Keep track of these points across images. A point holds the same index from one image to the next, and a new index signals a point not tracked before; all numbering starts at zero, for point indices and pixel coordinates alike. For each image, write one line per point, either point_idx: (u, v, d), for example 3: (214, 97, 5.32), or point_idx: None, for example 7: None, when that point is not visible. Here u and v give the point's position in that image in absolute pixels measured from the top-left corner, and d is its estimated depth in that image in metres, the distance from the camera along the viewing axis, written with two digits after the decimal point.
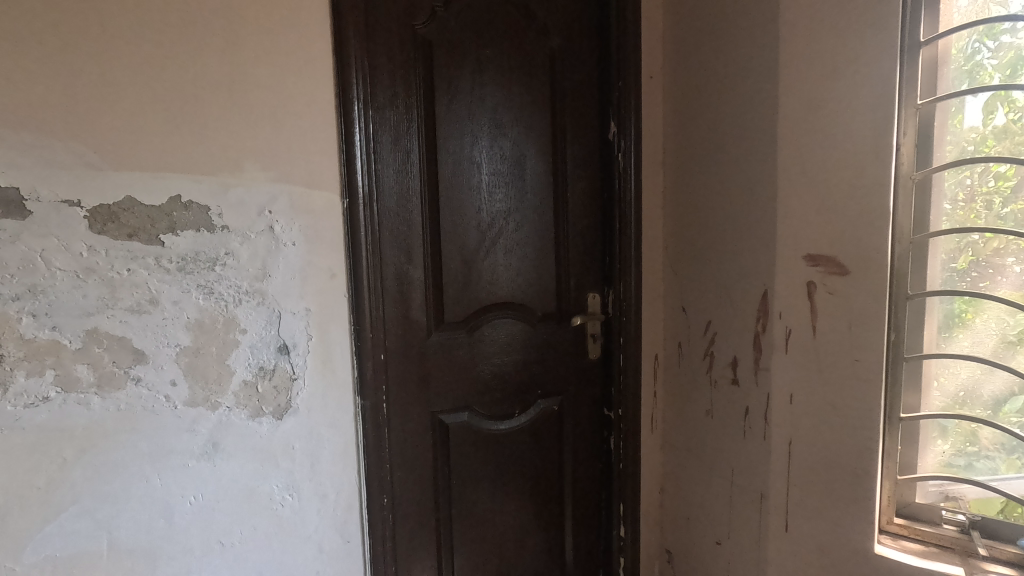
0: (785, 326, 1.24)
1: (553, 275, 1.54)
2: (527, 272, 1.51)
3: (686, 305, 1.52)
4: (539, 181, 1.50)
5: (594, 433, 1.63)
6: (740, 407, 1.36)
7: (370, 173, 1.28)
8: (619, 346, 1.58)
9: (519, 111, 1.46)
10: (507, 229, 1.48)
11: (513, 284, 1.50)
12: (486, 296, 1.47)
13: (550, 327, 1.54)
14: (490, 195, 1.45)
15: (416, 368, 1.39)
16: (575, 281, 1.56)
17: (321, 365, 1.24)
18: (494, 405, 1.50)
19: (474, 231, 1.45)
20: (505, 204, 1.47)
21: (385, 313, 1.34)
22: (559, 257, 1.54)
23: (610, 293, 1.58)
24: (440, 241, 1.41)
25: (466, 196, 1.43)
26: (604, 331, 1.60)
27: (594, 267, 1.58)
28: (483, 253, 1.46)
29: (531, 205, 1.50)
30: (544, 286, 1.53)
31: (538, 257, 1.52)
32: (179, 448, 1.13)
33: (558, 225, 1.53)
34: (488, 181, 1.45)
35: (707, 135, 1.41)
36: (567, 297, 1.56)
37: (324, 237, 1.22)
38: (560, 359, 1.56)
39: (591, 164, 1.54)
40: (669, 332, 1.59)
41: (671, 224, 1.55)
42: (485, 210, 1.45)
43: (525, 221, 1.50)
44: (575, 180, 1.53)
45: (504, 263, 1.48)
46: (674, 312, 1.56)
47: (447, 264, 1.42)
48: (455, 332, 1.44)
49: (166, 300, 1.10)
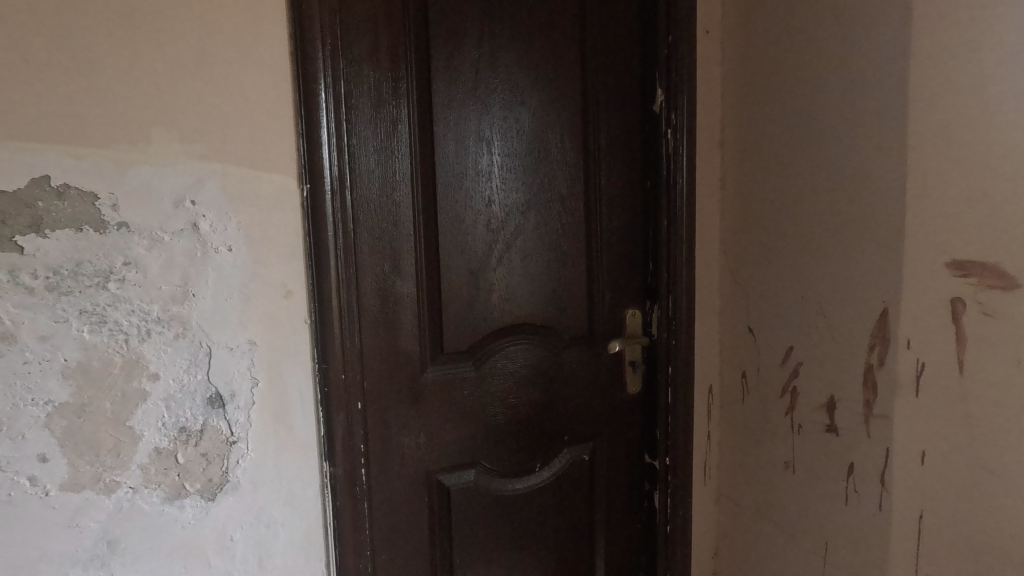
0: (916, 359, 0.91)
1: (582, 287, 1.19)
2: (550, 285, 1.16)
3: (755, 327, 1.19)
4: (565, 166, 1.15)
5: (634, 487, 1.29)
6: (840, 462, 1.03)
7: (343, 153, 0.93)
8: (666, 377, 1.24)
9: (541, 73, 1.11)
10: (524, 229, 1.13)
11: (532, 301, 1.15)
12: (499, 317, 1.12)
13: (579, 354, 1.20)
14: (503, 184, 1.10)
15: (406, 416, 1.03)
16: (610, 296, 1.22)
17: (272, 421, 0.87)
18: (508, 458, 1.15)
19: (482, 232, 1.09)
20: (522, 197, 1.12)
21: (365, 343, 0.98)
22: (590, 264, 1.20)
23: (655, 311, 1.24)
24: (438, 244, 1.05)
25: (471, 184, 1.07)
26: (645, 358, 1.26)
27: (634, 277, 1.23)
28: (493, 261, 1.10)
29: (555, 198, 1.15)
30: (572, 302, 1.19)
31: (563, 265, 1.17)
32: (55, 555, 0.77)
33: (589, 223, 1.18)
34: (501, 165, 1.10)
35: (789, 105, 1.08)
36: (600, 316, 1.21)
37: (276, 239, 0.86)
38: (591, 395, 1.22)
39: (630, 145, 1.20)
40: (731, 358, 1.26)
41: (734, 221, 1.22)
42: (497, 204, 1.10)
43: (548, 219, 1.15)
44: (612, 165, 1.19)
45: (521, 273, 1.13)
46: (738, 333, 1.23)
47: (448, 275, 1.06)
48: (459, 364, 1.08)
49: (30, 335, 0.73)
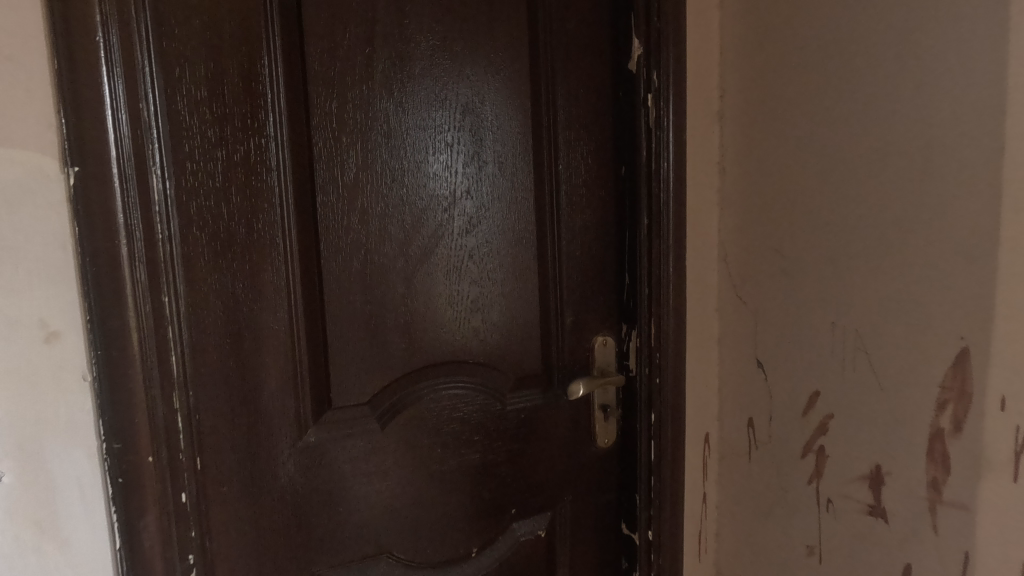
0: (1015, 426, 0.60)
1: (533, 308, 0.89)
2: (488, 306, 0.86)
3: (767, 360, 0.89)
4: (509, 145, 0.85)
5: (605, 567, 1.00)
6: (891, 559, 0.73)
7: (156, 124, 0.63)
8: (648, 426, 0.94)
9: (470, 17, 0.81)
10: (453, 230, 0.82)
11: (463, 329, 0.84)
12: (417, 352, 0.82)
13: (531, 399, 0.90)
14: (421, 169, 0.79)
15: (274, 493, 0.74)
16: (573, 319, 0.92)
17: (34, 533, 0.57)
18: (430, 538, 0.86)
19: (390, 234, 0.78)
20: (449, 186, 0.81)
21: (202, 400, 0.68)
22: (545, 277, 0.89)
23: (633, 338, 0.94)
24: (321, 256, 0.75)
25: (370, 172, 0.76)
26: (619, 400, 0.96)
27: (604, 293, 0.94)
28: (407, 276, 0.80)
29: (495, 188, 0.85)
30: (519, 330, 0.88)
31: (507, 279, 0.86)
32: None
33: (542, 224, 0.88)
34: (419, 143, 0.79)
35: (818, 57, 0.77)
36: (558, 346, 0.91)
37: (28, 251, 0.55)
38: (548, 451, 0.92)
39: (599, 119, 0.90)
40: (734, 398, 0.96)
41: (738, 219, 0.91)
42: (414, 196, 0.79)
43: (484, 216, 0.84)
44: (573, 145, 0.89)
45: (447, 291, 0.83)
46: (743, 367, 0.93)
47: (338, 299, 0.76)
48: (355, 421, 0.79)
49: None
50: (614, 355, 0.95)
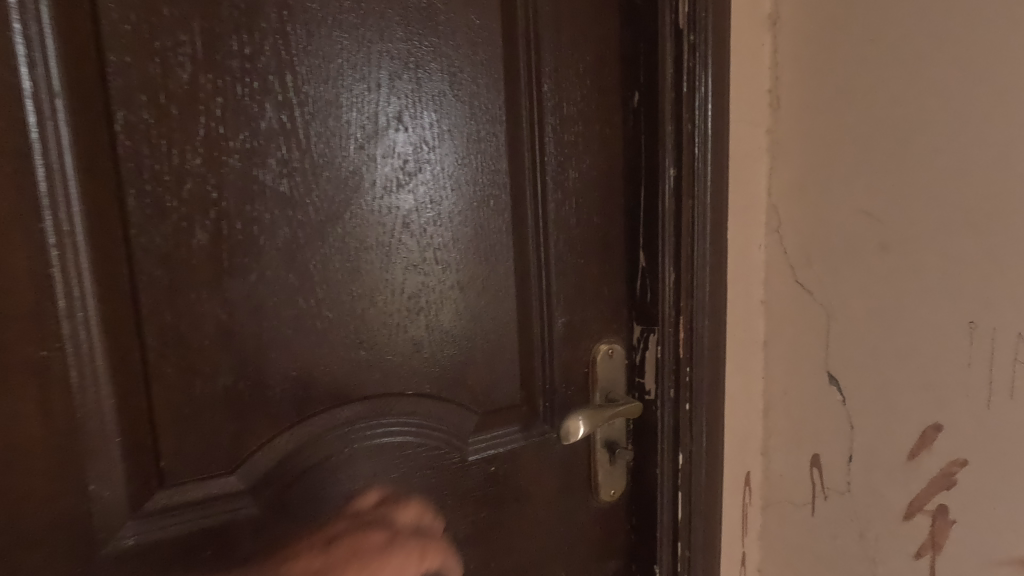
0: None
1: (504, 305, 0.59)
2: (436, 302, 0.54)
3: (846, 376, 0.61)
4: (462, 48, 0.53)
5: None
6: None
7: None
8: (672, 471, 0.66)
9: None
10: (375, 179, 0.50)
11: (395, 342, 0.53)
12: (319, 383, 0.50)
13: (507, 441, 0.60)
14: (315, 73, 0.47)
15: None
16: (565, 321, 0.63)
17: None
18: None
19: (264, 183, 0.46)
20: (366, 107, 0.49)
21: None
22: (522, 259, 0.59)
23: (650, 347, 0.66)
24: (129, 225, 0.42)
25: (226, 78, 0.44)
26: (630, 435, 0.68)
27: (607, 281, 0.65)
28: (299, 259, 0.48)
29: (443, 114, 0.53)
30: (484, 343, 0.58)
31: (465, 260, 0.56)
32: None
33: (516, 180, 0.58)
34: (312, 28, 0.46)
35: None
36: (543, 362, 0.62)
37: None
38: (531, 516, 0.63)
39: (602, 22, 0.60)
40: (790, 427, 0.68)
41: (800, 171, 0.63)
42: (305, 120, 0.47)
43: (427, 159, 0.53)
44: (563, 60, 0.59)
45: (368, 279, 0.51)
46: (807, 388, 0.65)
47: (171, 300, 0.44)
48: (213, 500, 0.47)
49: None
50: (622, 370, 0.67)
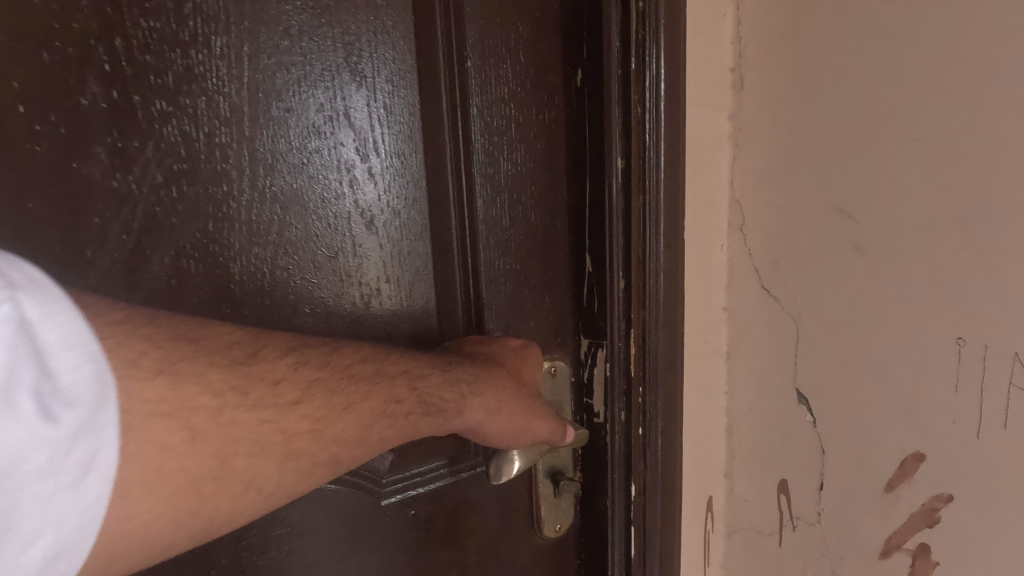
0: None
1: (420, 319, 0.50)
2: (334, 319, 0.46)
3: (817, 395, 0.54)
4: (360, 10, 0.43)
5: None
6: None
7: None
8: (623, 503, 0.59)
9: None
10: (250, 174, 0.41)
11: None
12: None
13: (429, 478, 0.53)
14: (159, 37, 0.37)
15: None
16: (498, 336, 0.54)
17: None
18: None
19: (94, 179, 0.36)
20: (234, 82, 0.39)
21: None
22: (444, 267, 0.50)
23: (598, 363, 0.58)
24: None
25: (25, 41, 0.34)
26: (577, 462, 0.61)
27: (549, 290, 0.57)
28: (142, 270, 0.38)
29: (339, 92, 0.43)
30: None
31: (371, 269, 0.47)
32: None
33: (433, 173, 0.48)
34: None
35: None
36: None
37: None
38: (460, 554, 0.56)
39: None
40: (755, 450, 0.61)
41: (767, 163, 0.55)
42: (149, 99, 0.37)
43: (319, 147, 0.43)
44: (490, 29, 0.49)
45: (244, 294, 0.42)
46: (773, 407, 0.58)
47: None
48: None
49: None
50: (567, 390, 0.59)
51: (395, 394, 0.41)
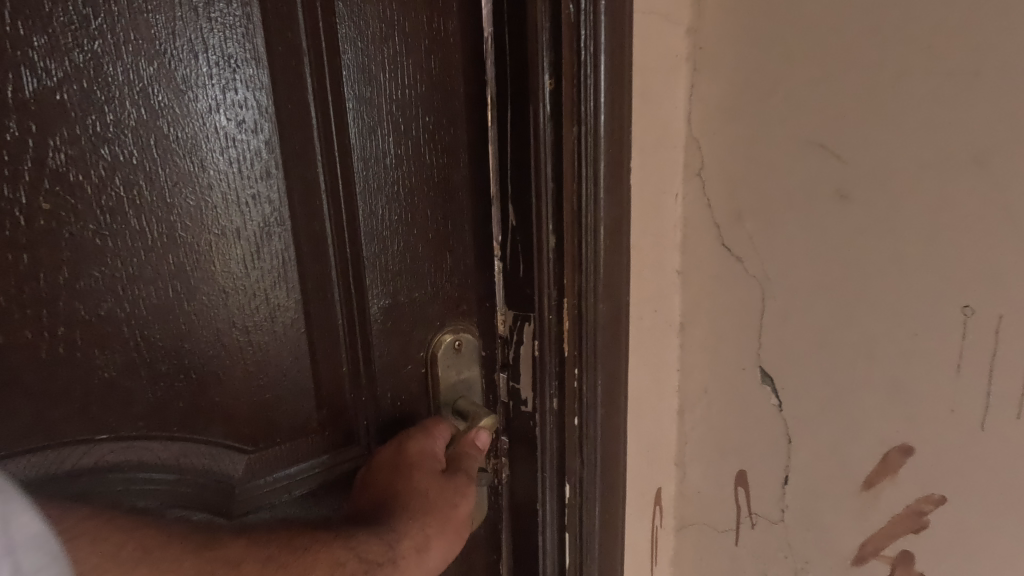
0: None
1: (275, 283, 0.40)
2: (143, 280, 0.35)
3: (784, 375, 0.45)
4: None
5: None
6: None
7: None
8: (557, 506, 0.49)
9: None
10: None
11: (74, 351, 0.34)
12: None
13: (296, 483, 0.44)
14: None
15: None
16: (384, 305, 0.44)
17: None
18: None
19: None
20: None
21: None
22: (307, 218, 0.40)
23: (525, 340, 0.47)
24: None
25: None
26: (497, 456, 0.51)
27: (450, 246, 0.46)
28: None
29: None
30: (229, 344, 0.39)
31: (193, 217, 0.36)
32: None
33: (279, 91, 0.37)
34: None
35: None
36: (353, 362, 0.44)
37: None
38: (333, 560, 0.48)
39: None
40: (710, 436, 0.51)
41: (732, 90, 0.44)
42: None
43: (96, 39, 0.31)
44: None
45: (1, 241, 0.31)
46: (731, 389, 0.49)
47: None
48: None
49: None
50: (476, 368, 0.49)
51: (333, 560, 0.39)
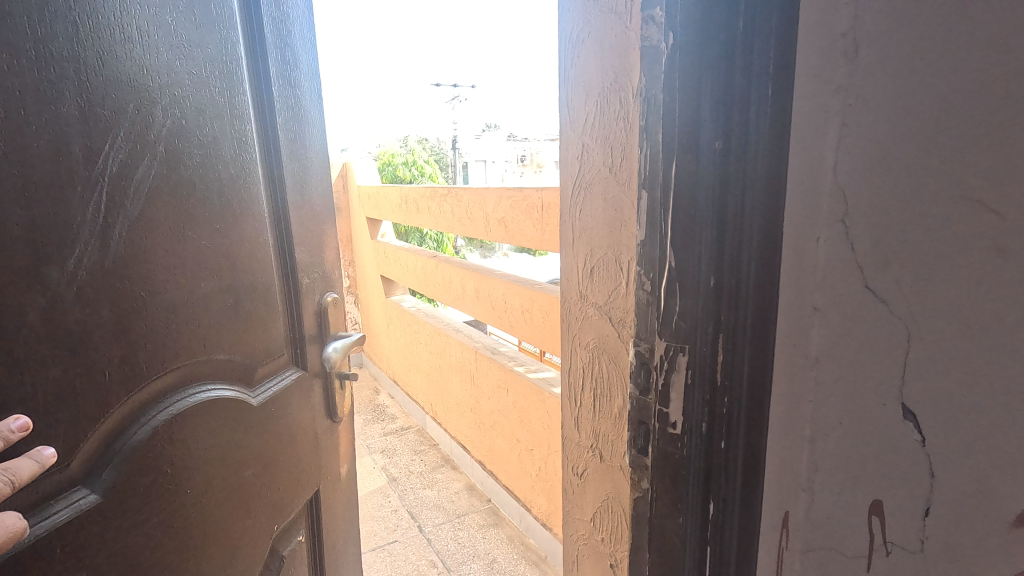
0: None
1: (205, 272, 0.71)
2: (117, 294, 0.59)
3: (928, 412, 0.46)
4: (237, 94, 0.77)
5: None
6: None
7: None
8: (702, 508, 0.59)
9: None
10: (141, 140, 0.61)
11: (144, 343, 0.63)
12: (144, 351, 0.63)
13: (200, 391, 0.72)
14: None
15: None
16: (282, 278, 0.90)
17: None
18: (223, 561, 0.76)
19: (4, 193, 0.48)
20: (132, 94, 0.60)
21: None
22: (249, 233, 0.80)
23: (678, 369, 0.59)
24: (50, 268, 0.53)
25: (51, 110, 0.52)
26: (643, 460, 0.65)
27: (259, 242, 0.82)
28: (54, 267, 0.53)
29: (145, 67, 0.62)
30: (177, 317, 0.67)
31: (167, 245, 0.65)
32: None
33: (236, 172, 0.77)
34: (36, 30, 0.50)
35: None
36: (246, 292, 0.79)
37: None
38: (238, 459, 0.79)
39: (683, 31, 0.52)
40: (840, 468, 0.52)
41: (877, 142, 0.45)
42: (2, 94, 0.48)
43: (152, 109, 0.63)
44: (657, 82, 0.56)
45: (111, 222, 0.58)
46: (864, 425, 0.50)
47: (94, 332, 0.57)
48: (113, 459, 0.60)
49: None
50: (301, 308, 0.95)
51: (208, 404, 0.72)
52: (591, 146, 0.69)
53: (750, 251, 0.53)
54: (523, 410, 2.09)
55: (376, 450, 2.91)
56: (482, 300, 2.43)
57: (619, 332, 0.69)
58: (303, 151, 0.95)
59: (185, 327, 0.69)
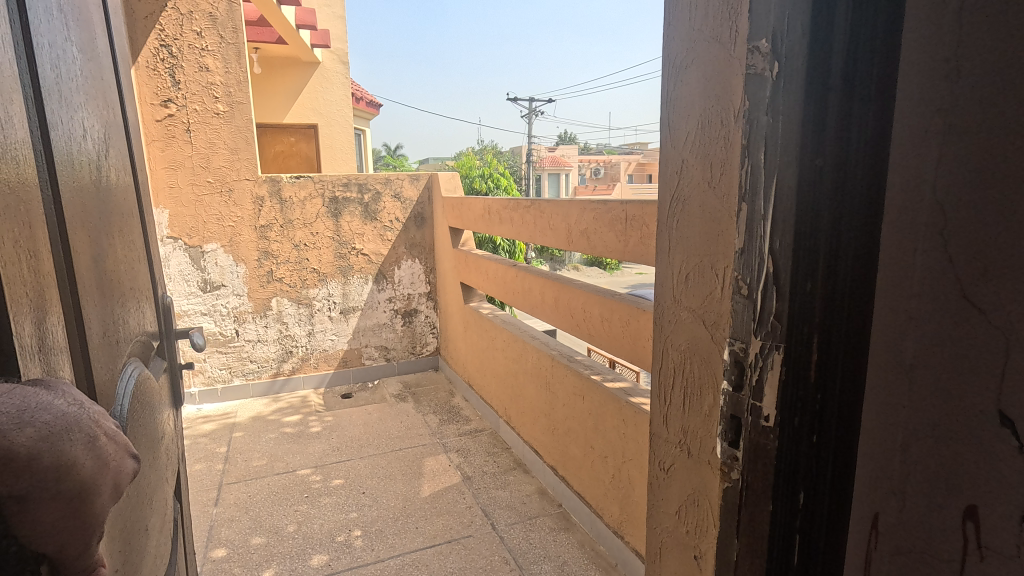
0: None
1: (127, 262, 0.82)
2: (111, 275, 0.71)
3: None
4: (114, 110, 0.87)
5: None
6: None
7: None
8: (791, 497, 0.62)
9: None
10: (98, 150, 0.73)
11: (121, 319, 0.74)
12: (119, 331, 0.74)
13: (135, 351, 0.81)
14: (54, 70, 0.58)
15: (107, 498, 0.46)
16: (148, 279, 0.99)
17: None
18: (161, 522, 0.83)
19: (73, 197, 0.59)
20: (90, 118, 0.70)
21: (57, 373, 0.51)
22: (133, 230, 0.90)
23: (773, 366, 0.63)
24: (92, 248, 0.65)
25: (77, 121, 0.64)
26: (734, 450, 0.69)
27: (136, 240, 0.92)
28: (93, 248, 0.65)
29: (90, 89, 0.73)
30: (125, 297, 0.78)
31: (115, 234, 0.77)
32: None
33: (123, 177, 0.87)
34: (60, 65, 0.60)
35: None
36: (142, 285, 0.90)
37: None
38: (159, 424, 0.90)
39: (795, 64, 0.56)
40: (933, 471, 0.54)
41: (975, 165, 0.49)
42: (59, 119, 0.58)
43: (96, 122, 0.74)
44: (760, 109, 0.61)
45: (100, 214, 0.70)
46: (960, 425, 0.52)
47: (110, 308, 0.69)
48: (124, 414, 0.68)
49: None
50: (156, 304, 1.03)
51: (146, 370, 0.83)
52: (690, 163, 0.76)
53: (848, 262, 0.55)
54: (598, 418, 2.13)
55: (451, 450, 3.04)
56: (561, 309, 2.50)
57: (713, 334, 0.75)
58: (137, 160, 1.04)
59: (132, 309, 0.81)
